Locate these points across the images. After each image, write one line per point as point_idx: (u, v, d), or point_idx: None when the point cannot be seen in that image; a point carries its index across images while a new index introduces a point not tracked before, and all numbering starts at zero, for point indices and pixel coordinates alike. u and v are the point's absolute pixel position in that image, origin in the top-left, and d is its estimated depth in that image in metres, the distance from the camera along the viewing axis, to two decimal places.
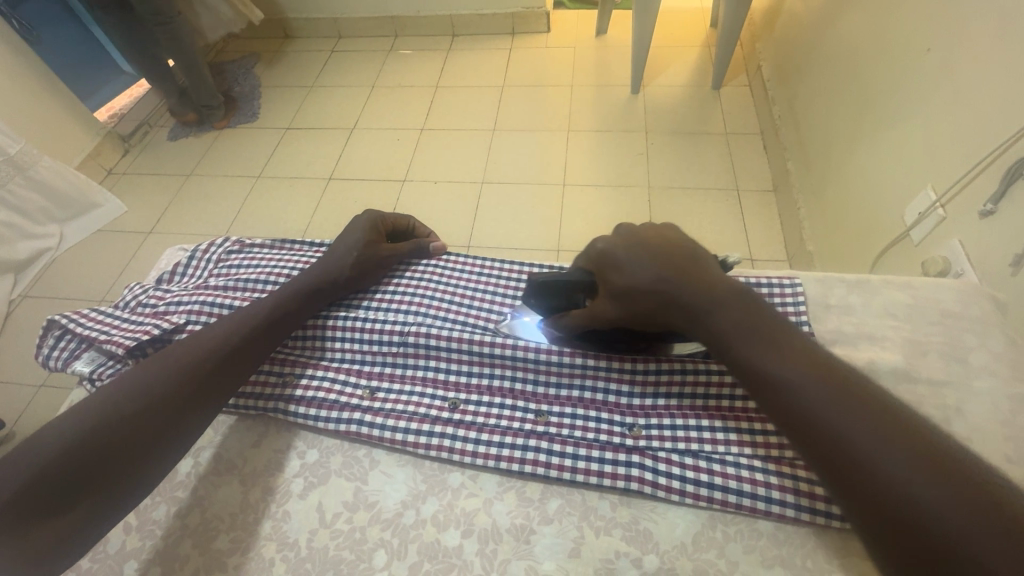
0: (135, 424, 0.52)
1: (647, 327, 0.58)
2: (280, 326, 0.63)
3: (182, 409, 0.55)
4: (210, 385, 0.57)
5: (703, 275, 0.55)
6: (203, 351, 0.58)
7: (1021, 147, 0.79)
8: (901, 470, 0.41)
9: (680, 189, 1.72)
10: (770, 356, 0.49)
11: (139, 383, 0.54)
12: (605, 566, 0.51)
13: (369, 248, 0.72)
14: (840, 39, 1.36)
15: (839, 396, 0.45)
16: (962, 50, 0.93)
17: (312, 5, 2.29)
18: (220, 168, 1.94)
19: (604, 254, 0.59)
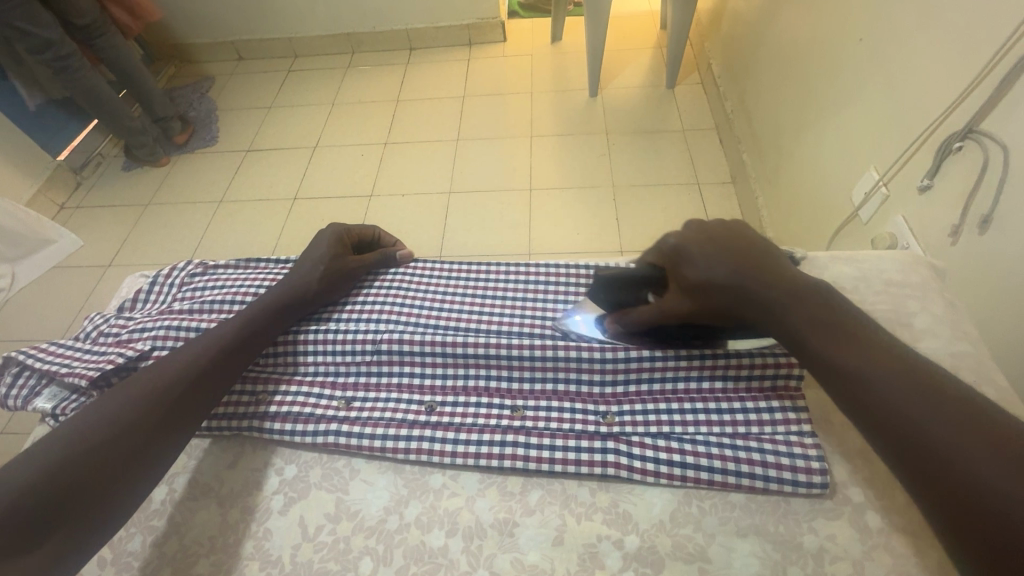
0: (103, 454, 0.51)
1: (716, 322, 0.56)
2: (248, 346, 0.63)
3: (150, 438, 0.54)
4: (179, 411, 0.56)
5: (775, 271, 0.53)
6: (169, 377, 0.57)
7: (950, 126, 0.85)
8: (990, 470, 0.37)
9: (643, 186, 1.76)
10: (849, 352, 0.46)
11: (105, 413, 0.53)
12: (588, 551, 0.52)
13: (334, 263, 0.71)
14: (782, 33, 1.43)
15: (922, 389, 0.42)
16: (890, 38, 0.99)
17: (265, 25, 2.27)
18: (180, 196, 1.90)
19: (673, 252, 0.56)
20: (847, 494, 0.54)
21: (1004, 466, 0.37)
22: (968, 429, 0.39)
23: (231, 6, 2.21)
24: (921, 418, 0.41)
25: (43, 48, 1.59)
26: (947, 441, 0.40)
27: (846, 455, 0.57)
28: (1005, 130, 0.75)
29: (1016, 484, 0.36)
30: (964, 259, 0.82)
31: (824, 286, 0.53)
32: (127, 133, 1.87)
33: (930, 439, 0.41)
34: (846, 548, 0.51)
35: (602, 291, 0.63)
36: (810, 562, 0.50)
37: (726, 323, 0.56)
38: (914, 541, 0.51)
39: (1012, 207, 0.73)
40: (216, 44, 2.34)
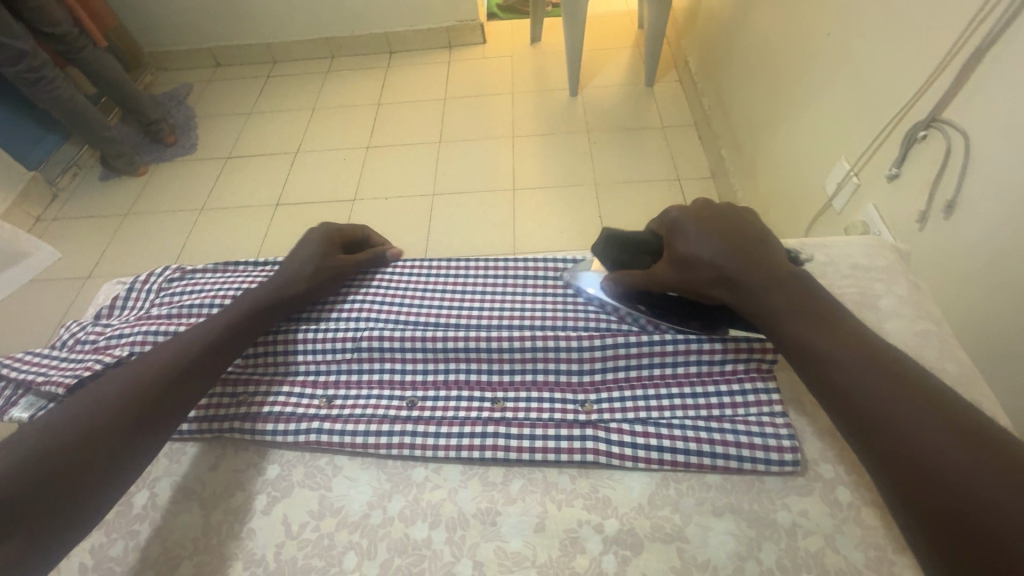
0: (69, 462, 0.50)
1: (700, 299, 0.60)
2: (226, 348, 0.62)
3: (121, 443, 0.53)
4: (151, 415, 0.55)
5: (765, 257, 0.56)
6: (136, 380, 0.56)
7: (914, 115, 0.87)
8: (935, 443, 0.40)
9: (624, 183, 1.78)
10: (819, 332, 0.49)
11: (71, 420, 0.52)
12: (569, 536, 0.53)
13: (321, 263, 0.71)
14: (754, 30, 1.46)
15: (883, 368, 0.45)
16: (855, 32, 1.02)
17: (242, 31, 2.26)
18: (159, 205, 1.88)
19: (674, 223, 0.62)
20: (818, 471, 0.56)
21: (948, 442, 0.40)
22: (923, 410, 0.42)
23: (208, 13, 2.19)
24: (879, 397, 0.44)
25: (18, 59, 1.57)
26: (902, 419, 0.42)
27: (816, 434, 0.59)
28: (964, 118, 0.78)
29: (961, 463, 0.39)
30: (929, 244, 0.84)
31: (811, 278, 0.55)
32: (105, 144, 1.85)
33: (886, 415, 0.43)
34: (818, 523, 0.52)
35: (605, 254, 0.67)
36: (783, 537, 0.52)
37: (707, 301, 0.59)
38: (881, 513, 0.52)
39: (973, 192, 0.76)
40: (194, 51, 2.32)
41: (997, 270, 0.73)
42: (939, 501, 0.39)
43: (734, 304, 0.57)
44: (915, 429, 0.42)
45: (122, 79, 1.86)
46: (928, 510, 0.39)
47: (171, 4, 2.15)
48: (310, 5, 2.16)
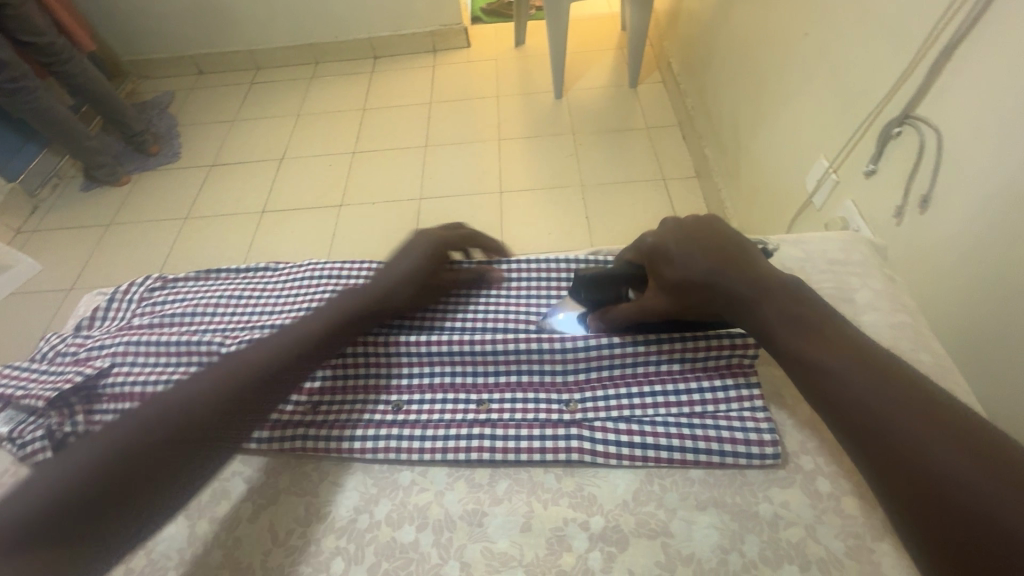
0: (120, 482, 0.47)
1: (699, 317, 0.60)
2: (307, 361, 0.59)
3: (173, 461, 0.50)
4: (211, 433, 0.52)
5: (749, 268, 0.56)
6: (203, 390, 0.53)
7: (889, 113, 0.89)
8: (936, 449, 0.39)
9: (611, 184, 1.80)
10: (810, 339, 0.48)
11: (126, 432, 0.49)
12: (555, 534, 0.53)
13: (427, 271, 0.68)
14: (734, 31, 1.48)
15: (873, 373, 0.44)
16: (831, 32, 1.04)
17: (224, 38, 2.25)
18: (143, 214, 1.86)
19: (652, 250, 0.61)
20: (798, 463, 0.57)
21: (943, 444, 0.39)
22: (925, 421, 0.41)
23: (189, 19, 2.17)
24: (890, 411, 0.42)
25: None
26: (913, 433, 0.40)
27: (796, 427, 0.60)
28: (936, 115, 0.80)
29: (962, 469, 0.38)
30: (906, 239, 0.86)
31: (796, 280, 0.54)
32: (87, 154, 1.83)
33: (898, 431, 0.41)
34: (799, 513, 0.53)
35: (581, 290, 0.65)
36: (765, 528, 0.53)
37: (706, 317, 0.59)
38: (860, 502, 0.54)
39: (947, 187, 0.78)
40: (175, 58, 2.30)
41: (972, 263, 0.74)
42: (958, 521, 0.37)
43: (733, 318, 0.56)
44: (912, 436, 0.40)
45: (109, 90, 1.85)
46: (946, 532, 0.37)
47: (152, 11, 2.14)
48: (293, 11, 2.16)
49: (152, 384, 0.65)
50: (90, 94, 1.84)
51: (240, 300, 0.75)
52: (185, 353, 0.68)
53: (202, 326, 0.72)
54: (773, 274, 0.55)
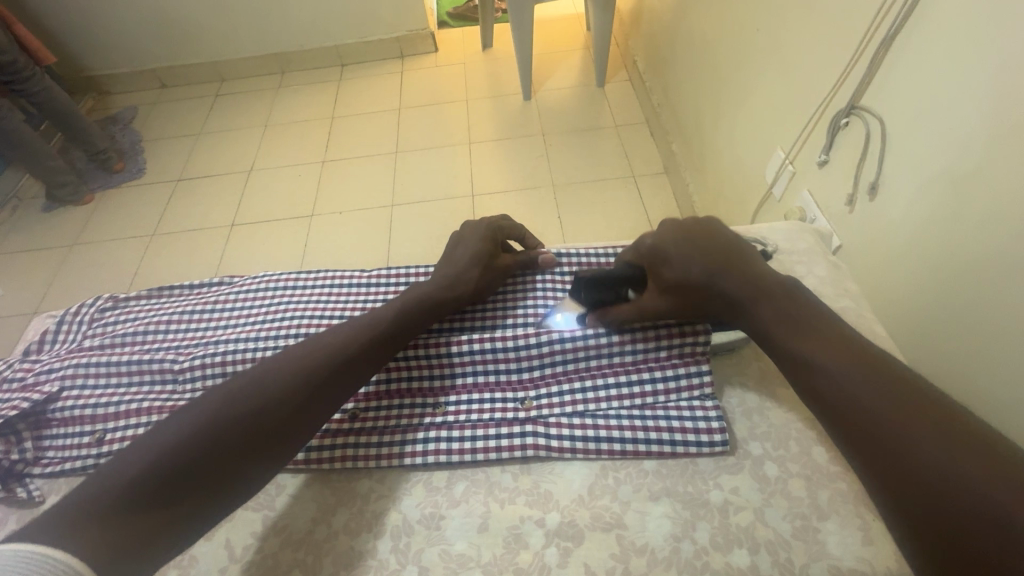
0: (194, 467, 0.49)
1: (696, 319, 0.62)
2: (360, 368, 0.59)
3: (245, 450, 0.51)
4: (283, 422, 0.54)
5: (748, 271, 0.59)
6: (272, 377, 0.55)
7: (836, 105, 0.91)
8: (926, 443, 0.41)
9: (581, 183, 1.82)
10: (805, 340, 0.51)
11: (199, 418, 0.52)
12: (512, 533, 0.54)
13: (485, 260, 0.70)
14: (693, 28, 1.51)
15: (866, 371, 0.46)
16: (779, 28, 1.07)
17: (187, 50, 2.21)
18: (107, 233, 1.82)
19: (654, 251, 0.63)
20: (746, 450, 0.59)
21: (932, 438, 0.41)
22: (916, 416, 0.43)
23: (150, 32, 2.14)
24: (872, 401, 0.45)
25: None
26: (891, 424, 0.43)
27: (744, 414, 0.62)
28: (879, 104, 0.80)
29: (952, 460, 0.40)
30: (859, 224, 0.86)
31: (791, 280, 0.58)
32: (48, 173, 1.78)
33: (890, 430, 0.43)
34: (747, 497, 0.55)
35: (583, 291, 0.66)
36: (715, 515, 0.54)
37: (703, 317, 0.61)
38: (806, 483, 0.56)
39: (894, 172, 0.78)
40: (137, 72, 2.25)
41: (917, 248, 0.74)
42: (925, 504, 0.40)
43: (730, 318, 0.59)
44: (903, 430, 0.42)
45: (71, 107, 1.82)
46: (940, 521, 0.39)
47: (111, 25, 2.09)
48: (256, 20, 2.13)
49: (103, 406, 0.65)
50: (52, 111, 1.81)
51: (193, 315, 0.75)
52: (136, 373, 0.68)
53: (154, 344, 0.72)
54: (769, 275, 0.59)
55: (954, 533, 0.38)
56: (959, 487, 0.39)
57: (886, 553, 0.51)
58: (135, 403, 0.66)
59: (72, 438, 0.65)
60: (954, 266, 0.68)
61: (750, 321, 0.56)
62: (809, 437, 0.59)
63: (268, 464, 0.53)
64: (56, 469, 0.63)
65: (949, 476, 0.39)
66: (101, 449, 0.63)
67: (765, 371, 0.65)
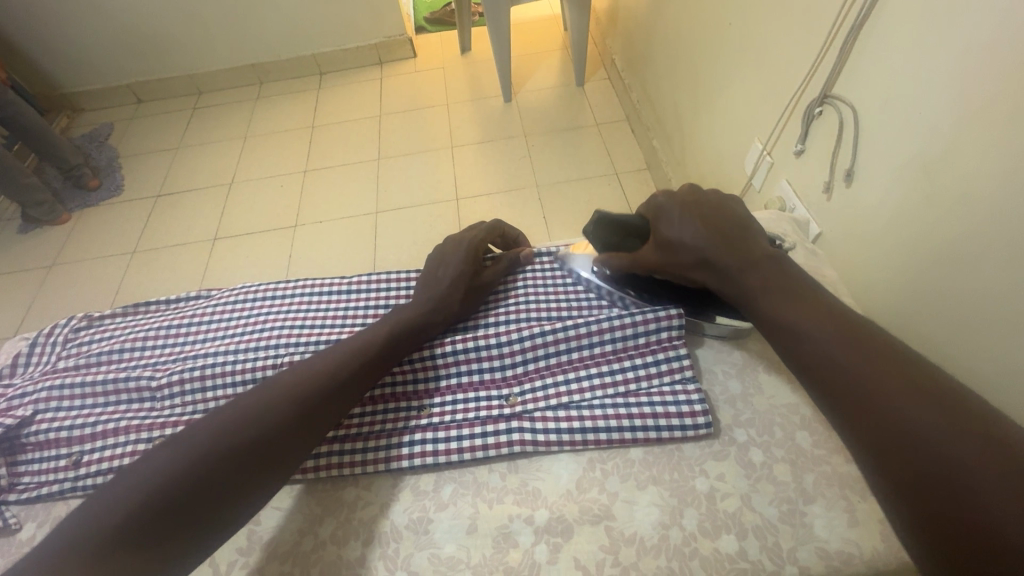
0: (179, 498, 0.48)
1: (686, 282, 0.63)
2: (349, 387, 0.58)
3: (231, 481, 0.50)
4: (272, 450, 0.52)
5: (744, 244, 0.58)
6: (260, 405, 0.54)
7: (810, 94, 0.92)
8: (909, 411, 0.41)
9: (565, 182, 1.82)
10: (795, 308, 0.51)
11: (179, 453, 0.50)
12: (501, 532, 0.54)
13: (469, 270, 0.71)
14: (667, 23, 1.52)
15: (851, 340, 0.46)
16: (750, 22, 1.09)
17: (162, 64, 2.18)
18: (86, 252, 1.78)
19: (661, 208, 0.64)
20: (730, 437, 0.60)
21: (913, 404, 0.41)
22: (898, 383, 0.42)
23: (123, 47, 2.10)
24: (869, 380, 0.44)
25: None
26: (888, 397, 0.42)
27: (729, 401, 0.63)
28: (852, 92, 0.81)
29: (928, 428, 0.40)
30: (838, 211, 0.86)
31: (787, 258, 0.57)
32: (21, 193, 1.73)
33: (872, 398, 0.43)
34: (733, 485, 0.56)
35: (600, 230, 0.72)
36: (703, 502, 0.55)
37: (695, 284, 0.62)
38: (791, 468, 0.57)
39: (869, 158, 0.79)
40: (111, 88, 2.22)
41: (891, 231, 0.75)
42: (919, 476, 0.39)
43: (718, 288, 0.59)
44: (886, 397, 0.42)
45: (39, 122, 1.79)
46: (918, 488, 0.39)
47: (81, 41, 2.06)
48: (230, 31, 2.11)
49: (79, 427, 0.64)
50: (19, 128, 1.78)
51: (170, 330, 0.74)
52: (114, 392, 0.67)
53: (132, 362, 0.71)
54: (766, 251, 0.57)
55: (950, 512, 0.37)
56: (935, 453, 0.39)
57: (871, 532, 0.52)
58: (112, 422, 0.64)
59: (48, 462, 0.64)
60: (929, 248, 0.69)
61: (738, 291, 0.56)
62: (792, 423, 0.60)
63: (254, 492, 0.51)
64: (33, 494, 0.62)
65: (927, 443, 0.40)
66: (79, 471, 0.62)
67: (747, 359, 0.66)
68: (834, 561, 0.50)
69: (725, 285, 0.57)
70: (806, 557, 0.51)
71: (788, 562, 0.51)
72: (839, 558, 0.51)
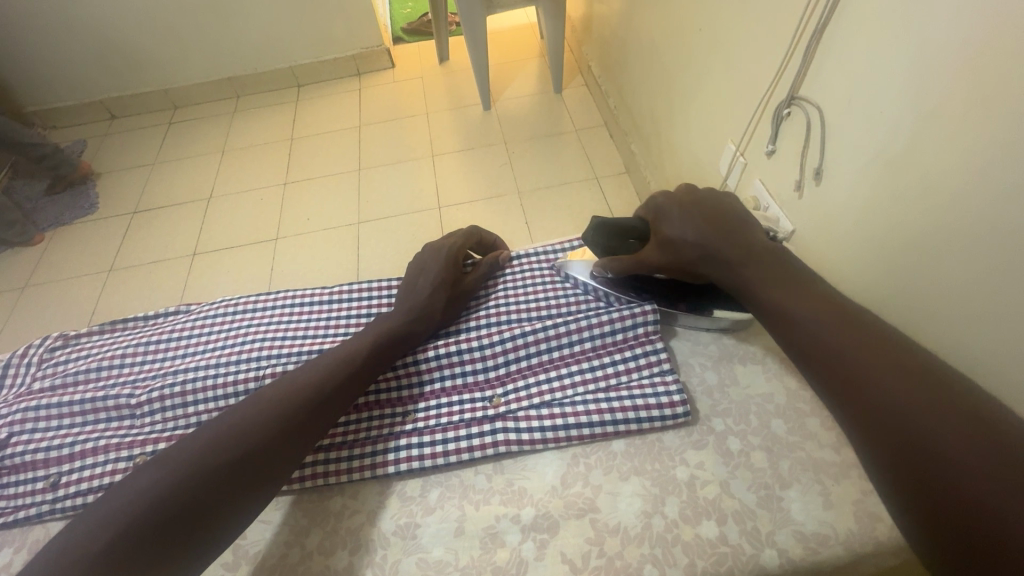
0: (165, 519, 0.47)
1: (686, 278, 0.65)
2: (338, 398, 0.58)
3: (224, 496, 0.50)
4: (263, 461, 0.52)
5: (743, 239, 0.60)
6: (246, 419, 0.54)
7: (778, 97, 0.95)
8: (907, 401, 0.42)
9: (546, 188, 1.84)
10: (789, 295, 0.53)
11: (163, 473, 0.49)
12: (488, 533, 0.55)
13: (450, 279, 0.72)
14: (640, 29, 1.56)
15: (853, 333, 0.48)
16: (718, 26, 1.12)
17: (136, 80, 2.16)
18: (60, 273, 1.74)
19: (661, 209, 0.66)
20: (710, 426, 0.62)
21: (913, 395, 0.42)
22: (899, 375, 0.44)
23: (94, 63, 2.08)
24: (877, 372, 0.45)
25: None
26: (890, 388, 0.43)
27: (706, 392, 0.65)
28: (817, 94, 0.84)
29: (926, 419, 0.41)
30: (809, 210, 0.89)
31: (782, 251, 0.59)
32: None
33: (876, 390, 0.44)
34: (713, 472, 0.58)
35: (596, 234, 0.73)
36: (683, 490, 0.57)
37: (696, 279, 0.65)
38: (768, 455, 0.59)
39: (834, 157, 0.82)
40: (83, 104, 2.18)
41: (860, 226, 0.77)
42: (918, 467, 0.40)
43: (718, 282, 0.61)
44: (886, 388, 0.44)
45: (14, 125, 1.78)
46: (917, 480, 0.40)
47: (52, 59, 2.04)
48: (205, 45, 2.09)
49: (56, 448, 0.63)
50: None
51: (149, 346, 0.73)
52: (92, 411, 0.66)
53: (110, 380, 0.70)
54: (765, 245, 0.60)
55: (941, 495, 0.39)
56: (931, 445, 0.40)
57: (845, 515, 0.53)
58: (91, 442, 0.63)
59: (25, 486, 0.62)
60: (895, 241, 0.71)
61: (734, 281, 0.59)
62: (767, 411, 0.62)
63: (245, 506, 0.51)
64: (9, 519, 0.61)
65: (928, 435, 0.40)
66: (57, 493, 0.61)
67: (723, 351, 0.68)
68: (811, 543, 0.52)
69: (724, 276, 0.60)
70: (784, 540, 0.53)
71: (767, 545, 0.53)
72: (816, 540, 0.52)
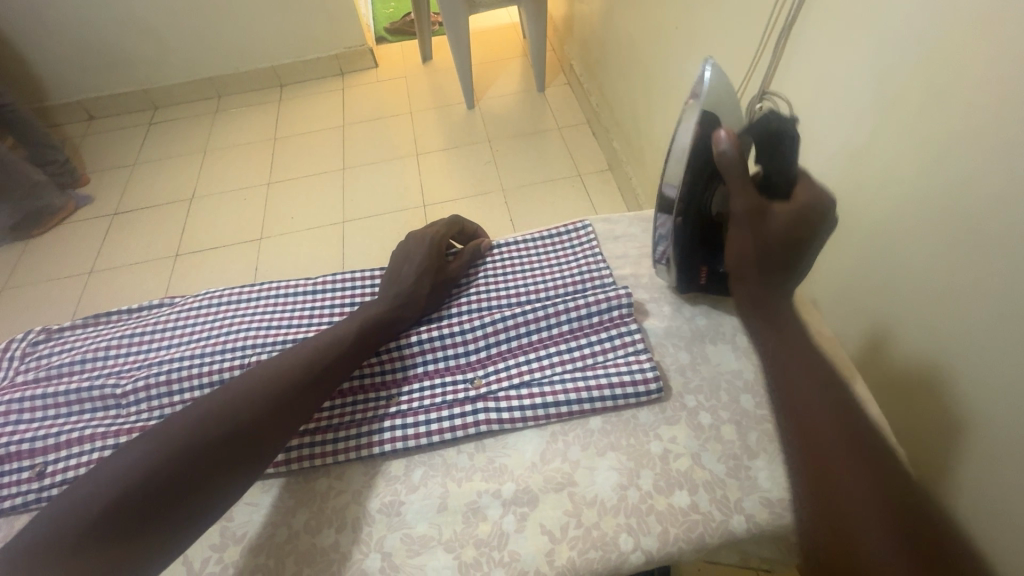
0: (153, 494, 0.48)
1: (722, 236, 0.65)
2: (324, 381, 0.60)
3: (212, 473, 0.51)
4: (249, 442, 0.53)
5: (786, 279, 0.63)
6: (233, 399, 0.55)
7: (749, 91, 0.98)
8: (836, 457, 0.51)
9: (530, 184, 1.87)
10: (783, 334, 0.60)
11: (150, 449, 0.50)
12: (470, 508, 0.57)
13: (434, 267, 0.73)
14: (619, 28, 1.59)
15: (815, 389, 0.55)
16: (693, 23, 1.15)
17: (114, 80, 2.13)
18: (39, 275, 1.72)
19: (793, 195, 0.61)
20: (682, 402, 0.64)
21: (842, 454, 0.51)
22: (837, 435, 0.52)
23: (72, 64, 2.05)
24: (812, 429, 0.53)
25: None
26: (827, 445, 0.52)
27: (679, 371, 0.67)
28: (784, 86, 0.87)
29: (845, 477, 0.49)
30: None
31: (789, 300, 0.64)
32: None
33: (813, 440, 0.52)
34: (686, 445, 0.60)
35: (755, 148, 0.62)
36: (657, 463, 0.59)
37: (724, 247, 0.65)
38: (736, 428, 0.62)
39: None
40: (60, 105, 2.15)
41: None
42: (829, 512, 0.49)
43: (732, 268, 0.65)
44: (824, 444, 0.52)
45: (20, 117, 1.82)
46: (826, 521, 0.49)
47: (27, 59, 2.00)
48: (186, 45, 2.08)
49: (42, 438, 0.64)
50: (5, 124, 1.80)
51: (133, 339, 0.74)
52: (77, 401, 0.67)
53: (94, 372, 0.70)
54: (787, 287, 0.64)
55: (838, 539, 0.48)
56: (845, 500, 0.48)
57: None
58: (78, 431, 0.64)
59: (10, 476, 0.62)
60: None
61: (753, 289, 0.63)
62: (736, 387, 0.65)
63: (231, 485, 0.52)
64: None
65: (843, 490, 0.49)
66: (43, 482, 0.61)
67: (696, 332, 0.71)
68: (775, 508, 0.55)
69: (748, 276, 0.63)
70: (751, 506, 0.56)
71: (735, 511, 0.56)
72: (780, 504, 0.56)
